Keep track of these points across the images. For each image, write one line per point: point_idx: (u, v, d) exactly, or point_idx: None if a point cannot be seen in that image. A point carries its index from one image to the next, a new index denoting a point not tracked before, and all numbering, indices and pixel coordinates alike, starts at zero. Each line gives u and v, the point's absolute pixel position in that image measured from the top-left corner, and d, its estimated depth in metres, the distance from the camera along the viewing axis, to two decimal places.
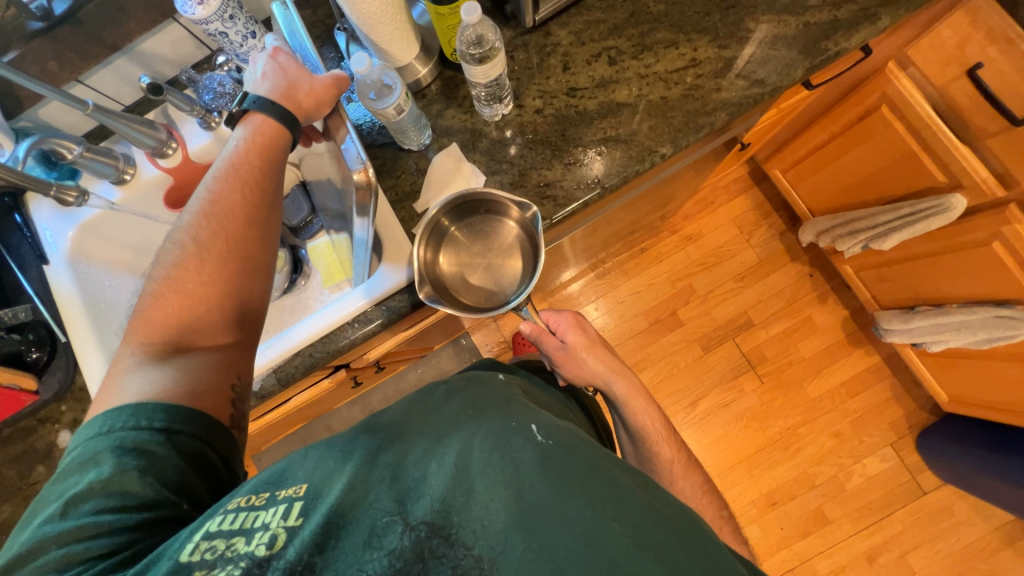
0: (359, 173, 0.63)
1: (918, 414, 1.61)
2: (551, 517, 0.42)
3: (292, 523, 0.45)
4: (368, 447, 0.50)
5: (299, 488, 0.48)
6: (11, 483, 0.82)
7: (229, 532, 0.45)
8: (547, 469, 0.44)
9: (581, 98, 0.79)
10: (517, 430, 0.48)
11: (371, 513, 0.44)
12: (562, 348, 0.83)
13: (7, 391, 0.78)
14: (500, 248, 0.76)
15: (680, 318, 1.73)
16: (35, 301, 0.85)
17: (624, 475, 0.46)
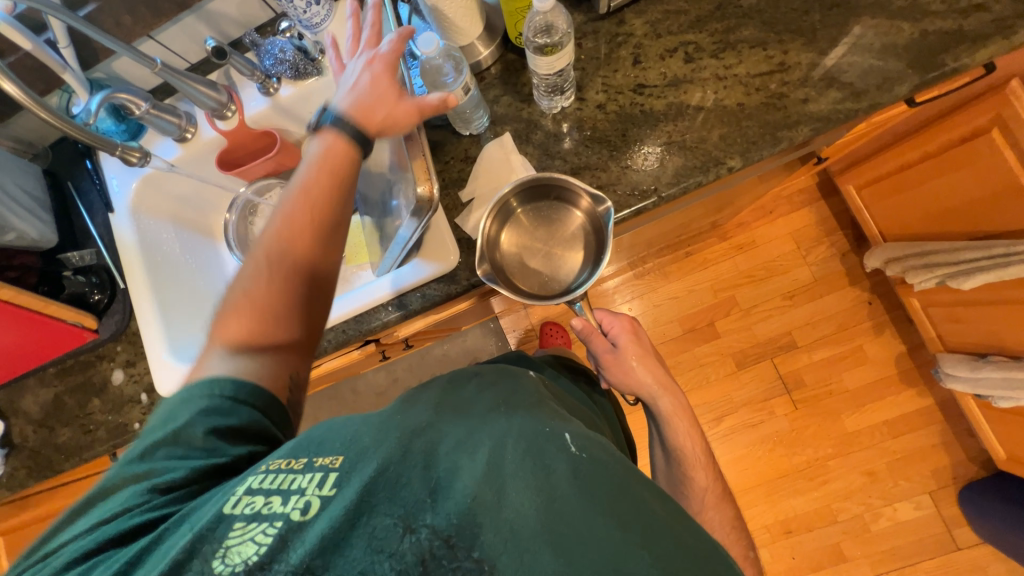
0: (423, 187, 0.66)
1: (967, 466, 1.49)
2: (580, 529, 0.42)
3: (326, 492, 0.46)
4: (402, 432, 0.50)
5: (334, 459, 0.48)
6: (72, 410, 0.90)
7: (267, 491, 0.48)
8: (581, 484, 0.45)
9: (649, 96, 0.73)
10: (554, 438, 0.49)
11: (400, 496, 0.45)
12: (612, 352, 0.86)
13: (70, 328, 0.84)
14: (562, 237, 0.73)
15: (717, 330, 1.66)
16: (99, 246, 0.90)
17: (651, 497, 0.47)
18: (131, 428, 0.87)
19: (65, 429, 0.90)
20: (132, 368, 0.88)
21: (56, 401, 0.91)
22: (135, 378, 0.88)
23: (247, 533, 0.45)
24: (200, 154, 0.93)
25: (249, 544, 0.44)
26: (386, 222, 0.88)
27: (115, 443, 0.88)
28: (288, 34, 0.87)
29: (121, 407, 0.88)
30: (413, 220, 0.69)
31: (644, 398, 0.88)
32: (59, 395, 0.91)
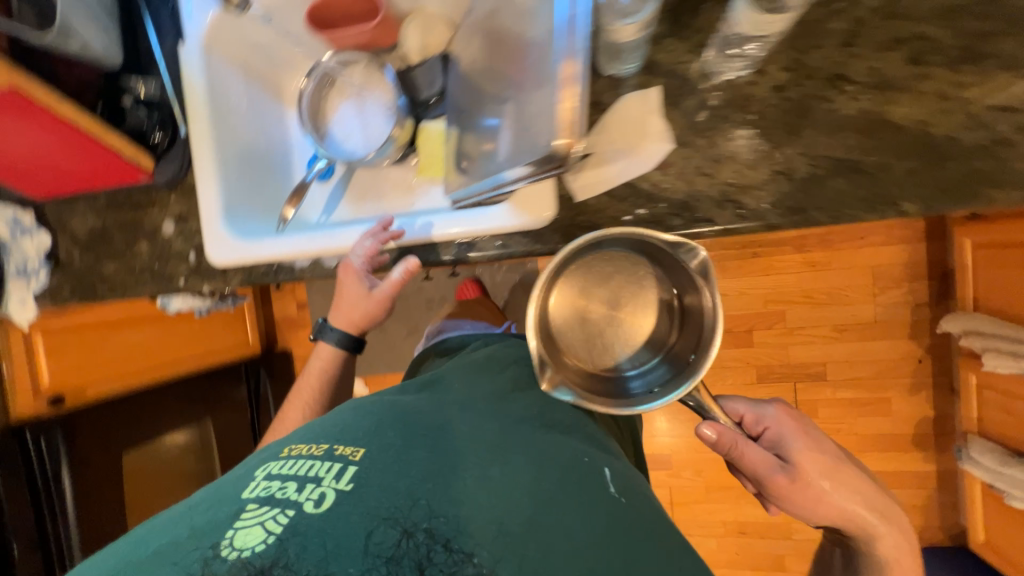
0: (565, 140, 0.48)
1: (934, 533, 1.54)
2: (597, 556, 0.44)
3: (341, 486, 0.47)
4: (431, 435, 0.55)
5: (355, 452, 0.51)
6: (118, 246, 0.88)
7: (286, 477, 0.48)
8: (598, 507, 0.50)
9: (845, 94, 0.59)
10: (582, 465, 0.55)
11: (419, 497, 0.47)
12: (783, 474, 0.59)
13: (126, 165, 0.78)
14: (630, 303, 0.64)
15: (752, 338, 1.60)
16: (164, 77, 0.80)
17: (660, 530, 0.52)
18: (175, 282, 0.86)
19: (111, 262, 0.89)
20: (182, 223, 0.84)
21: (103, 232, 0.89)
22: (184, 235, 0.84)
23: (257, 516, 0.45)
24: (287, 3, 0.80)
25: (258, 529, 0.43)
26: (479, 133, 0.73)
27: (157, 292, 0.87)
28: None
29: (167, 259, 0.86)
30: (525, 168, 0.55)
31: (845, 530, 0.60)
32: (106, 226, 0.88)
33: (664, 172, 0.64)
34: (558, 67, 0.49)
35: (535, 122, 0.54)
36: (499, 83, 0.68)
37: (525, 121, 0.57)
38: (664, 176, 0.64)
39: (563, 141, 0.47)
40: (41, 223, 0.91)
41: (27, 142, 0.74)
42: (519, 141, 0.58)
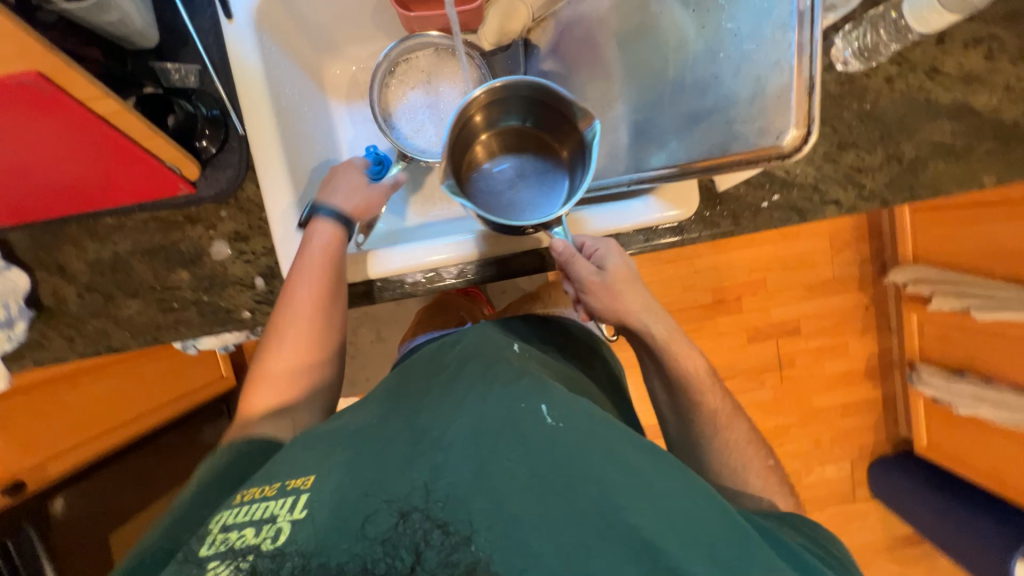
0: (795, 133, 0.55)
1: (883, 446, 1.88)
2: (578, 519, 0.39)
3: (298, 516, 0.40)
4: (370, 435, 0.46)
5: (306, 479, 0.43)
6: (144, 278, 0.69)
7: (243, 524, 0.40)
8: (553, 453, 0.42)
9: (939, 85, 0.68)
10: (525, 413, 0.45)
11: (369, 513, 0.39)
12: (598, 275, 0.62)
13: (165, 173, 0.62)
14: (523, 161, 0.74)
15: (741, 305, 1.77)
16: (206, 63, 0.64)
17: (644, 456, 0.44)
18: (237, 317, 0.70)
19: (131, 300, 0.70)
20: (242, 243, 0.69)
21: (115, 263, 0.69)
22: (246, 258, 0.69)
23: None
24: None
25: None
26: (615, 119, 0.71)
27: (211, 331, 0.70)
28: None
29: (223, 289, 0.69)
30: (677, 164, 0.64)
31: (629, 325, 0.66)
32: (123, 255, 0.69)
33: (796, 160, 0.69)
34: (792, 58, 0.53)
35: (755, 110, 0.58)
36: (650, 66, 0.67)
37: (728, 107, 0.60)
38: (796, 163, 0.69)
39: (800, 133, 0.55)
40: (9, 260, 0.68)
41: (21, 147, 0.53)
42: (715, 127, 0.61)
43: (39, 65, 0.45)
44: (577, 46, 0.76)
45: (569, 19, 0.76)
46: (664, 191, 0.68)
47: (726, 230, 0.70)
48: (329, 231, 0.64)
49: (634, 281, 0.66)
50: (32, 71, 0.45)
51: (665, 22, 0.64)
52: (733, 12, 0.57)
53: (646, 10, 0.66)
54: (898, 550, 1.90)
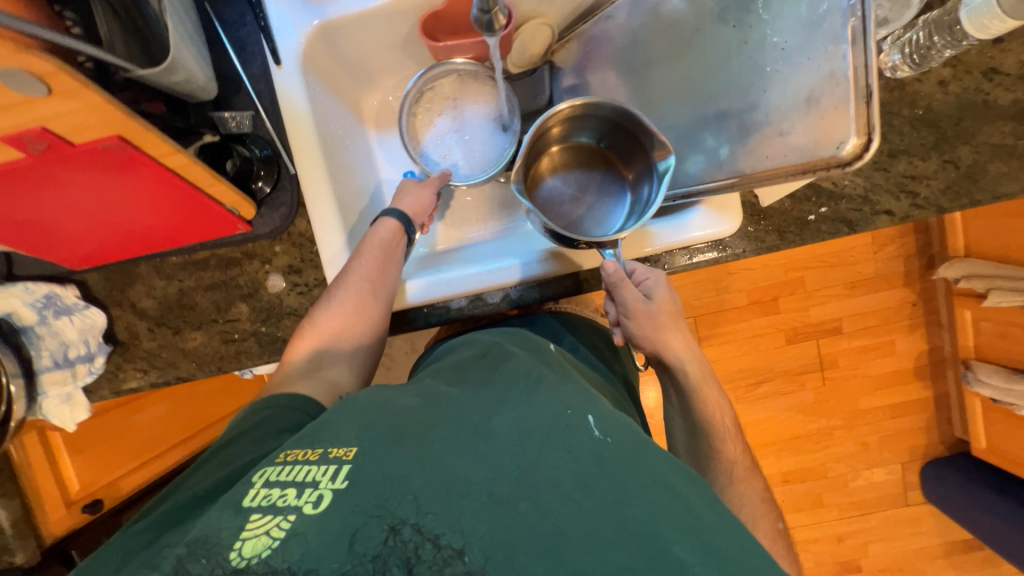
0: (856, 140, 0.54)
1: (935, 447, 1.79)
2: (612, 534, 0.38)
3: (338, 485, 0.42)
4: (417, 424, 0.48)
5: (349, 450, 0.45)
6: (206, 312, 0.73)
7: (285, 484, 0.43)
8: (597, 465, 0.42)
9: (997, 86, 0.65)
10: (573, 421, 0.46)
11: (407, 506, 0.40)
12: (644, 302, 0.64)
13: (226, 216, 0.65)
14: (587, 173, 0.79)
15: (778, 306, 1.73)
16: (258, 108, 0.68)
17: (692, 489, 0.43)
18: None
19: (195, 332, 0.74)
20: (295, 276, 0.72)
21: (180, 299, 0.73)
22: (300, 290, 0.72)
23: (258, 528, 0.40)
24: (393, 9, 0.68)
25: (262, 538, 0.39)
26: None
27: (269, 359, 0.74)
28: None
29: (279, 319, 0.73)
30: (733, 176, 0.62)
31: (664, 360, 0.68)
32: (187, 291, 0.73)
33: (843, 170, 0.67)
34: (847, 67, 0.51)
35: (807, 122, 0.57)
36: (692, 82, 0.65)
37: (781, 121, 0.59)
38: (843, 174, 0.67)
39: (862, 142, 0.53)
40: (87, 299, 0.73)
41: (103, 200, 0.57)
42: (768, 140, 0.60)
43: (118, 130, 0.49)
44: (609, 65, 0.74)
45: (598, 38, 0.74)
46: (708, 209, 0.67)
47: (770, 245, 0.69)
48: (391, 226, 0.69)
49: (678, 317, 0.67)
50: (114, 136, 0.50)
51: (700, 38, 0.63)
52: (779, 25, 0.56)
53: (683, 26, 0.64)
54: (955, 556, 1.81)
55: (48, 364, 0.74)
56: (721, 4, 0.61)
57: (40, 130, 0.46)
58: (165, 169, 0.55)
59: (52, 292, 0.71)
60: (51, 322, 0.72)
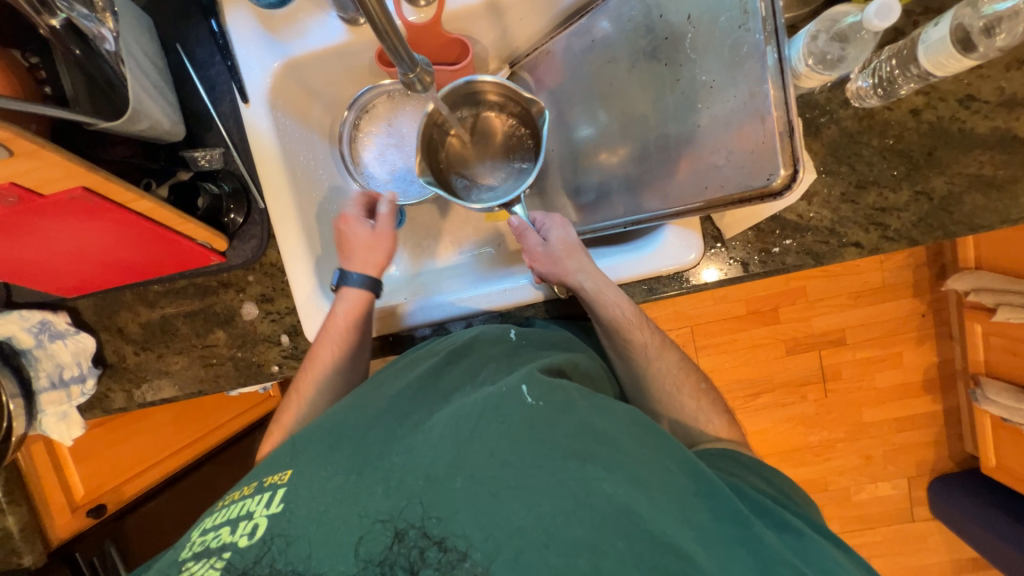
0: (785, 173, 0.53)
1: (944, 462, 1.73)
2: (551, 487, 0.42)
3: (273, 510, 0.44)
4: (352, 430, 0.50)
5: (282, 475, 0.47)
6: (187, 337, 0.77)
7: (221, 524, 0.46)
8: (530, 428, 0.45)
9: (974, 113, 0.62)
10: (505, 397, 0.48)
11: (356, 497, 0.43)
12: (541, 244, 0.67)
13: (199, 250, 0.68)
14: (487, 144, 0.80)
15: (778, 316, 1.68)
16: (229, 144, 0.70)
17: (619, 423, 0.48)
18: (267, 370, 0.76)
19: (177, 357, 0.77)
20: (268, 304, 0.75)
21: (163, 325, 0.77)
22: (273, 317, 0.75)
23: (202, 568, 0.43)
24: (355, 43, 0.69)
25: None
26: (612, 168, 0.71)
27: (245, 383, 0.77)
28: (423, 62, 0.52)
29: (253, 345, 0.76)
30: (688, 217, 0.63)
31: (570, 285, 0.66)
32: (169, 318, 0.77)
33: (809, 202, 0.66)
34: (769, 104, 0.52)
35: (736, 157, 0.57)
36: (638, 109, 0.67)
37: (709, 155, 0.60)
38: (809, 206, 0.66)
39: (787, 171, 0.53)
40: (78, 325, 0.78)
41: (80, 242, 0.61)
42: (700, 171, 0.61)
43: (81, 182, 0.53)
44: (555, 96, 0.77)
45: (539, 68, 0.77)
46: (668, 243, 0.66)
47: (732, 276, 0.68)
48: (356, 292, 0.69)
49: (575, 252, 0.67)
50: (79, 187, 0.53)
51: (637, 74, 0.66)
52: (704, 66, 0.58)
53: (620, 63, 0.67)
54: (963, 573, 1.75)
55: (46, 384, 0.78)
56: (656, 43, 0.63)
57: (10, 185, 0.50)
58: (133, 213, 0.58)
59: (45, 319, 0.76)
60: (46, 346, 0.77)
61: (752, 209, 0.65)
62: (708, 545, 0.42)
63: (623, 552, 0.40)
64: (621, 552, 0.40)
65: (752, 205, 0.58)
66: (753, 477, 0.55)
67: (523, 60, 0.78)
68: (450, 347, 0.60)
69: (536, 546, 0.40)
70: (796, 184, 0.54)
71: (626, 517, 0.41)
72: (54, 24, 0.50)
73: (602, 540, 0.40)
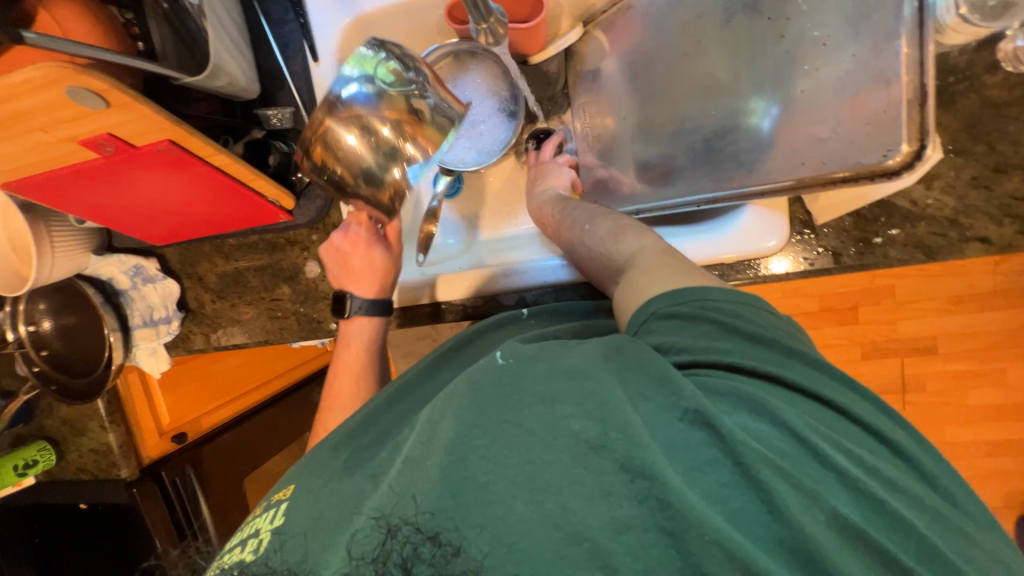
0: (910, 145, 0.47)
1: None
2: (518, 436, 0.36)
3: (277, 523, 0.44)
4: (356, 435, 0.52)
5: (286, 491, 0.49)
6: (257, 289, 0.82)
7: (232, 547, 0.46)
8: (501, 389, 0.39)
9: None
10: (478, 365, 0.43)
11: (349, 497, 0.43)
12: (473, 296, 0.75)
13: (268, 207, 0.71)
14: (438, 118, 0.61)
15: (857, 316, 1.48)
16: (297, 103, 0.71)
17: (591, 358, 0.41)
18: (326, 327, 0.80)
19: (247, 307, 0.83)
20: None
21: (236, 276, 0.82)
22: None
23: None
24: None
25: None
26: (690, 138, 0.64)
27: (305, 337, 0.81)
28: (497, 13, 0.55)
29: (315, 302, 0.79)
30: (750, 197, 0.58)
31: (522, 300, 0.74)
32: (241, 271, 0.82)
33: (928, 186, 0.56)
34: (902, 66, 0.46)
35: (842, 129, 0.50)
36: (724, 72, 0.59)
37: (810, 125, 0.53)
38: (927, 191, 0.56)
39: (917, 143, 0.46)
40: (166, 271, 0.85)
41: (166, 193, 0.65)
42: (797, 146, 0.54)
43: (167, 134, 0.55)
44: (630, 59, 0.69)
45: (616, 26, 0.69)
46: (746, 226, 0.62)
47: (821, 268, 0.61)
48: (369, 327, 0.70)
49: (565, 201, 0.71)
50: (165, 139, 0.56)
51: (731, 32, 0.58)
52: (819, 18, 0.51)
53: (711, 19, 0.60)
54: None
55: (140, 322, 0.87)
56: None
57: (106, 135, 0.54)
58: (211, 167, 0.61)
59: (139, 263, 0.84)
60: (139, 288, 0.85)
61: (853, 193, 0.56)
62: (682, 465, 0.34)
63: (592, 488, 0.34)
64: (590, 489, 0.34)
65: (858, 185, 0.51)
66: (731, 341, 0.42)
67: (599, 17, 0.71)
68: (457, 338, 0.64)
69: (507, 501, 0.35)
70: (921, 162, 0.47)
71: (597, 454, 0.35)
72: None
73: (571, 479, 0.34)
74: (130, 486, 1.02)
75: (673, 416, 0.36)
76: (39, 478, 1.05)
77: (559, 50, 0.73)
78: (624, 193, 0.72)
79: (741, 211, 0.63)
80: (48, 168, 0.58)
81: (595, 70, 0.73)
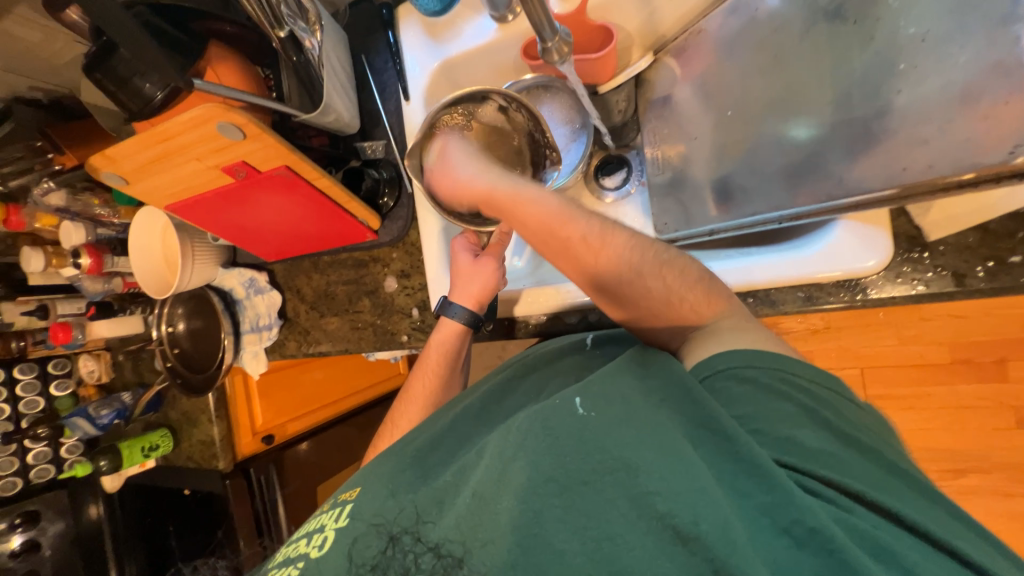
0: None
1: None
2: (599, 506, 0.37)
3: (339, 525, 0.49)
4: (416, 446, 0.55)
5: (349, 493, 0.53)
6: (342, 302, 0.91)
7: (304, 535, 0.53)
8: (578, 443, 0.40)
9: None
10: (556, 409, 0.44)
11: (409, 505, 0.47)
12: (541, 318, 0.76)
13: (359, 228, 0.79)
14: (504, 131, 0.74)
15: (1008, 372, 1.18)
16: (389, 136, 0.81)
17: (679, 435, 0.41)
18: (398, 339, 0.85)
19: (334, 319, 0.91)
20: (406, 279, 0.85)
21: (327, 290, 0.92)
22: (408, 291, 0.84)
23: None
24: (505, 41, 0.74)
25: None
26: (767, 148, 0.62)
27: (381, 348, 0.87)
28: (559, 36, 0.58)
29: (390, 315, 0.86)
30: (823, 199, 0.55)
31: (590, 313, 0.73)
32: (331, 285, 0.92)
33: None
34: None
35: (950, 127, 0.44)
36: (802, 85, 0.57)
37: (915, 127, 0.47)
38: None
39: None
40: (272, 283, 0.97)
41: (277, 216, 0.77)
42: (898, 150, 0.48)
43: (284, 161, 0.66)
44: (702, 82, 0.70)
45: (688, 51, 0.72)
46: (838, 244, 0.56)
47: (939, 291, 0.54)
48: (449, 330, 0.72)
49: (474, 181, 0.63)
50: (283, 166, 0.67)
51: (809, 41, 0.56)
52: (915, 13, 0.46)
53: (790, 29, 0.59)
54: None
55: (248, 327, 0.99)
56: (840, 1, 0.53)
57: (241, 162, 0.66)
58: (315, 189, 0.71)
59: (253, 276, 0.97)
60: (251, 298, 0.99)
61: (975, 204, 0.50)
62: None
63: None
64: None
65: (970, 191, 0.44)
66: (821, 434, 0.41)
67: (670, 45, 0.74)
68: (526, 362, 0.65)
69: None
70: None
71: (683, 544, 0.34)
72: (280, 35, 0.61)
73: (655, 569, 0.34)
74: (224, 477, 1.14)
75: (776, 527, 0.35)
76: (157, 463, 1.21)
77: (629, 78, 0.75)
78: (703, 212, 0.69)
79: (833, 227, 0.58)
80: (197, 193, 0.72)
81: (665, 96, 0.75)
